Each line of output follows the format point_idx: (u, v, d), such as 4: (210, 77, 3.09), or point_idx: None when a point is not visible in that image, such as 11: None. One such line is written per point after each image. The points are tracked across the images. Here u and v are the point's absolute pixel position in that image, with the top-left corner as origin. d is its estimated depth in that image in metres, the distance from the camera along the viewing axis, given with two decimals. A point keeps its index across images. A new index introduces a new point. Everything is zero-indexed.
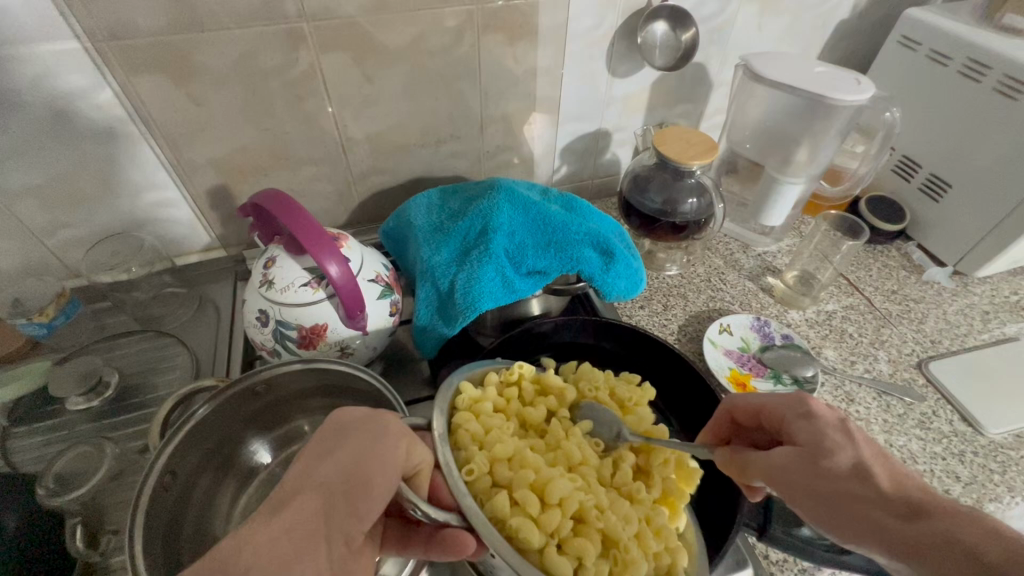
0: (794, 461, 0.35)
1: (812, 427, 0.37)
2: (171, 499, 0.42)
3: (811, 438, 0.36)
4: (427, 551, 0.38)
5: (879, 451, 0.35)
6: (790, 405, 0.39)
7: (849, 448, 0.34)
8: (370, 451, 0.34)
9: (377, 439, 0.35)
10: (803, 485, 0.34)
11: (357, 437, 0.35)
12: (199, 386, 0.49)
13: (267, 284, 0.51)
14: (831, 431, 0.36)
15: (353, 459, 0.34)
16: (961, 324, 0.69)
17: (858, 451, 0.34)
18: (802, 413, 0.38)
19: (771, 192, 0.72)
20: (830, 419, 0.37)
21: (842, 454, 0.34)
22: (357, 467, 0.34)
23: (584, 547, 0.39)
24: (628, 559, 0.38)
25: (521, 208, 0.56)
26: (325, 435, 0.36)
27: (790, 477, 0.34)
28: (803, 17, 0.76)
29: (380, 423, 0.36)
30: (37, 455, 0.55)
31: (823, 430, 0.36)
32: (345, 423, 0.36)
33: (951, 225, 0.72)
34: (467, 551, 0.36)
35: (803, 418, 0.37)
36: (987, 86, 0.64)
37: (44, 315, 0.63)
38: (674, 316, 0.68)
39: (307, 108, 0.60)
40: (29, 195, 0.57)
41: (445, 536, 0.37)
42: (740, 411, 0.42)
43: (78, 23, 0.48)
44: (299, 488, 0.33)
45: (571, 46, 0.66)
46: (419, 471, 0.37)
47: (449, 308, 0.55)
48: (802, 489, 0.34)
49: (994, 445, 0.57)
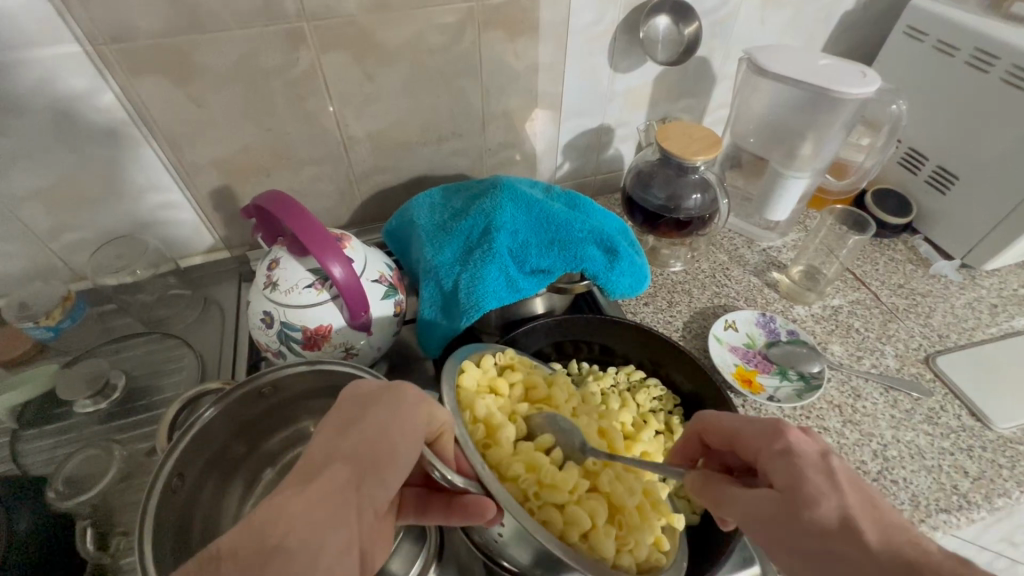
0: (771, 507, 0.33)
1: (789, 464, 0.34)
2: (181, 499, 0.42)
3: (789, 481, 0.33)
4: (446, 519, 0.40)
5: (868, 498, 0.32)
6: (768, 437, 0.36)
7: (833, 496, 0.31)
8: (389, 425, 0.34)
9: (398, 407, 0.35)
10: (789, 543, 0.31)
11: (376, 408, 0.35)
12: (204, 388, 0.48)
13: (271, 286, 0.51)
14: (812, 473, 0.33)
15: (376, 432, 0.34)
16: (969, 317, 0.68)
17: (842, 499, 0.31)
18: (779, 450, 0.35)
19: (776, 187, 0.71)
20: (811, 458, 0.34)
21: (826, 502, 0.31)
22: (383, 439, 0.34)
23: (596, 507, 0.43)
24: (633, 525, 0.43)
25: (524, 206, 0.56)
26: (337, 412, 0.36)
27: (769, 526, 0.32)
28: (806, 10, 0.75)
29: (396, 389, 0.37)
30: (46, 457, 0.55)
31: (802, 470, 0.33)
32: (362, 395, 0.37)
33: (959, 218, 0.71)
34: (490, 517, 0.38)
35: (782, 454, 0.35)
36: (994, 76, 0.63)
37: (50, 319, 0.62)
38: (678, 312, 0.68)
39: (308, 107, 0.60)
40: (33, 199, 0.57)
41: (467, 503, 0.39)
42: (714, 434, 0.42)
43: (78, 26, 0.48)
44: (330, 459, 0.33)
45: (572, 42, 0.66)
46: (442, 433, 0.38)
47: (452, 308, 0.55)
48: (778, 546, 0.31)
49: (1003, 440, 0.56)
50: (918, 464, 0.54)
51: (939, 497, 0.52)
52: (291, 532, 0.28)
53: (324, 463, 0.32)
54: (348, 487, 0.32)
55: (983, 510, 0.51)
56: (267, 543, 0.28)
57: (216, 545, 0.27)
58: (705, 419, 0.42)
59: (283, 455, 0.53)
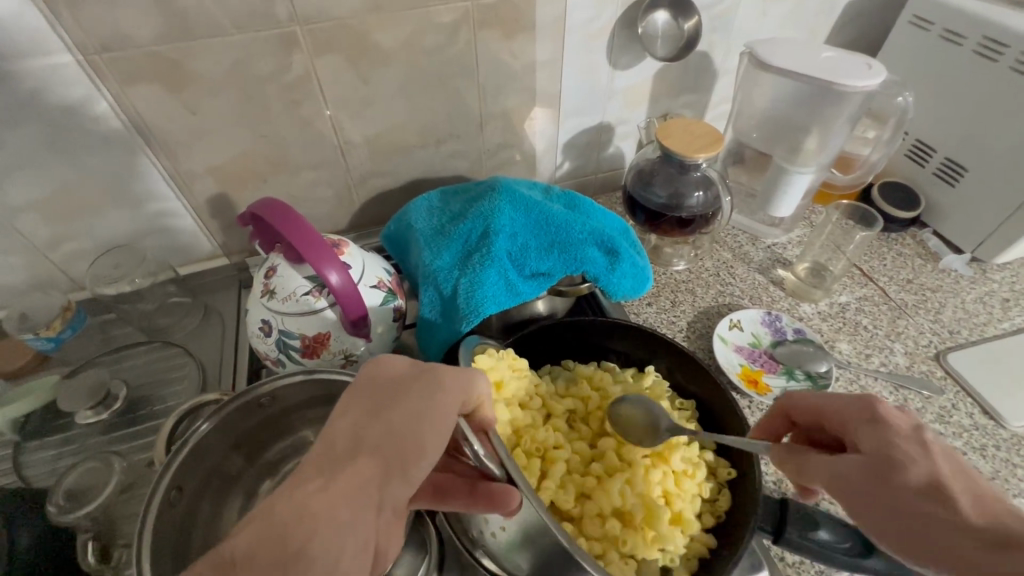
0: (857, 470, 0.35)
1: (879, 435, 0.35)
2: (179, 513, 0.42)
3: (876, 448, 0.35)
4: (468, 506, 0.37)
5: (957, 467, 0.33)
6: (857, 411, 0.38)
7: (921, 462, 0.33)
8: (424, 413, 0.34)
9: (433, 398, 0.35)
10: (873, 497, 0.33)
11: (408, 395, 0.35)
12: (201, 400, 0.49)
13: (268, 294, 0.51)
14: (901, 440, 0.35)
15: (406, 420, 0.33)
16: (980, 313, 0.67)
17: (930, 464, 0.33)
18: (868, 420, 0.37)
19: (780, 182, 0.70)
20: (902, 428, 0.35)
21: (912, 466, 0.33)
22: (412, 431, 0.33)
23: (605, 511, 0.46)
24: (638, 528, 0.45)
25: (523, 209, 0.55)
26: (365, 392, 0.35)
27: (853, 488, 0.34)
28: (807, 3, 0.73)
29: (432, 375, 0.36)
30: (49, 468, 0.55)
31: (892, 438, 0.35)
32: (392, 379, 0.36)
33: (969, 210, 0.70)
34: (515, 508, 0.35)
35: (869, 423, 0.36)
36: (1004, 65, 0.62)
37: (51, 329, 0.63)
38: (682, 312, 0.67)
39: (304, 112, 0.59)
40: (32, 210, 0.57)
41: (494, 491, 0.36)
42: (798, 412, 0.43)
43: (68, 35, 0.47)
44: (356, 450, 0.32)
45: (571, 38, 0.65)
46: (480, 406, 0.37)
47: (452, 314, 0.54)
48: (865, 497, 0.34)
49: (1017, 439, 0.55)
50: None
51: None
52: (315, 536, 0.28)
53: (350, 456, 0.32)
54: (373, 483, 0.31)
55: None
56: (289, 546, 0.27)
57: (232, 550, 0.27)
58: (792, 396, 0.44)
59: (282, 465, 0.52)
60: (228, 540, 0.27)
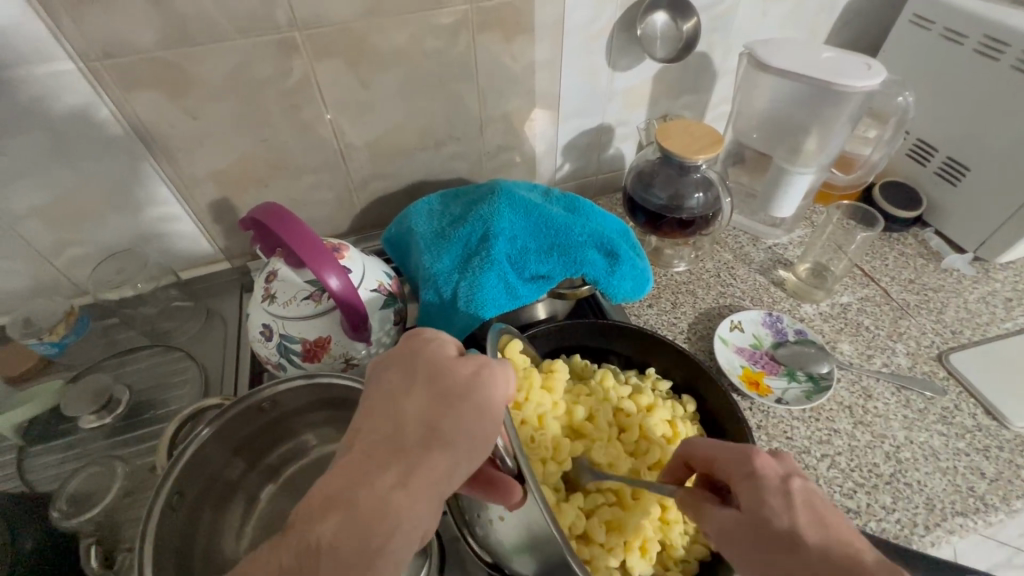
0: (739, 528, 0.35)
1: (755, 489, 0.36)
2: (181, 517, 0.42)
3: (752, 505, 0.35)
4: (469, 489, 0.37)
5: (816, 514, 0.34)
6: (738, 461, 0.38)
7: (786, 516, 0.34)
8: (488, 412, 0.33)
9: (494, 396, 0.34)
10: (756, 558, 0.34)
11: (473, 394, 0.33)
12: (205, 404, 0.50)
13: (269, 299, 0.51)
14: (772, 494, 0.35)
15: (470, 419, 0.33)
16: (983, 312, 0.67)
17: (793, 516, 0.34)
18: (747, 473, 0.37)
19: (781, 182, 0.70)
20: (773, 481, 0.36)
21: (779, 520, 0.34)
22: (479, 428, 0.33)
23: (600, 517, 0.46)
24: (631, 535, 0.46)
25: (523, 211, 0.55)
26: (425, 385, 0.34)
27: (739, 543, 0.35)
28: (807, 4, 0.73)
29: (490, 372, 0.35)
30: (53, 473, 0.56)
31: (764, 495, 0.35)
32: (452, 373, 0.34)
33: (971, 209, 0.69)
34: (517, 502, 0.35)
35: (749, 477, 0.36)
36: (1005, 64, 0.62)
37: (55, 333, 0.63)
38: (683, 314, 0.67)
39: (305, 116, 0.59)
40: (35, 215, 0.57)
41: (496, 481, 0.36)
42: (694, 457, 0.41)
43: (70, 43, 0.47)
44: (428, 445, 0.32)
45: (571, 40, 0.65)
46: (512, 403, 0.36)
47: (452, 317, 0.54)
48: (747, 554, 0.34)
49: (1020, 439, 0.55)
50: (932, 465, 0.53)
51: (953, 500, 0.51)
52: (394, 534, 0.29)
53: (422, 448, 0.32)
54: (444, 476, 0.32)
55: (1001, 513, 0.50)
56: (370, 543, 0.29)
57: (317, 535, 0.28)
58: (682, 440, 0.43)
59: (284, 469, 0.53)
60: (314, 527, 0.29)
